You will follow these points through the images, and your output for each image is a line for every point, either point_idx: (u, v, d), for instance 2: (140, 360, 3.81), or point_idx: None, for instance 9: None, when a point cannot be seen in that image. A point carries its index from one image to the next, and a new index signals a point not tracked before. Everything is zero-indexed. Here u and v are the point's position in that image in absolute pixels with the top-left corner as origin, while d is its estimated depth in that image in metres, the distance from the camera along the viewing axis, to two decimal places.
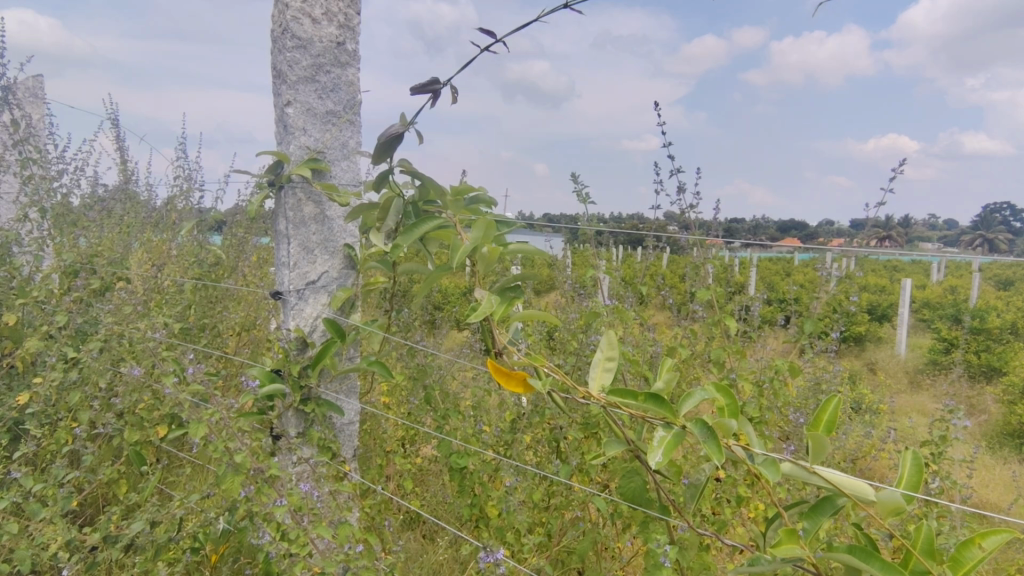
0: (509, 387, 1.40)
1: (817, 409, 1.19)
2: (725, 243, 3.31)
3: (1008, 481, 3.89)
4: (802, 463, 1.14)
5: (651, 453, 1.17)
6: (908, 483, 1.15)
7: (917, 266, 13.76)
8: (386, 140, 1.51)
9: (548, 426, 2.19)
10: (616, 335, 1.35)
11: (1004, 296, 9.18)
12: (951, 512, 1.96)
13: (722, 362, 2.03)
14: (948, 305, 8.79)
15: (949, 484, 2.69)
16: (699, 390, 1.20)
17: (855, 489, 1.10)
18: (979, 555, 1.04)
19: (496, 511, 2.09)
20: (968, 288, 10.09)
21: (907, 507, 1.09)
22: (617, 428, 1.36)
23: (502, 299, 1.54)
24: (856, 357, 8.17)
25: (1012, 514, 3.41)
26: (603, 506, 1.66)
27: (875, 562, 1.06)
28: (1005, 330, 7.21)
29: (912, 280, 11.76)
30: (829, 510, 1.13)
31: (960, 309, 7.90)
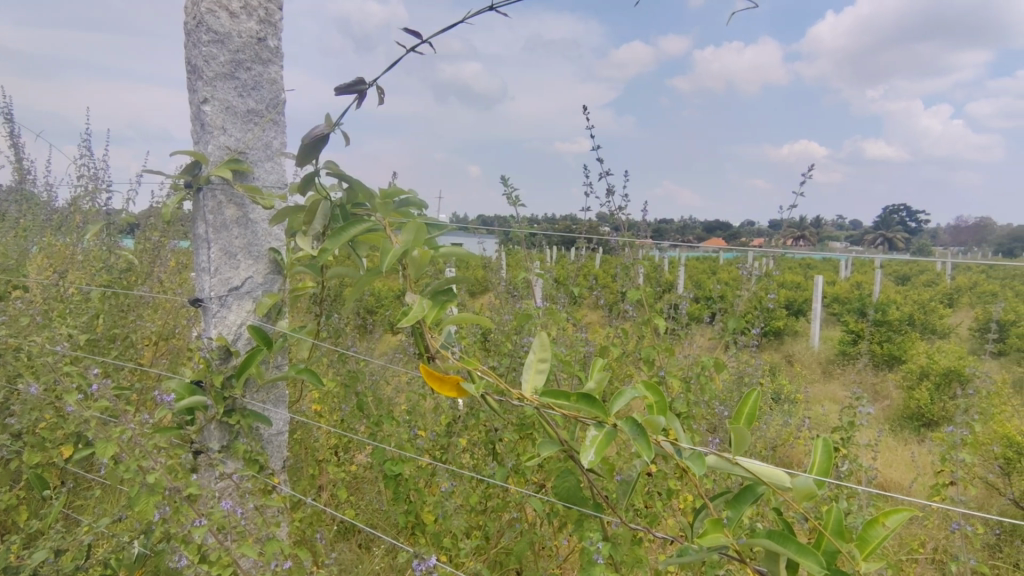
0: (443, 392, 1.39)
1: (739, 403, 1.24)
2: (653, 243, 3.42)
3: (909, 460, 4.23)
4: (726, 455, 1.19)
5: (584, 452, 1.20)
6: (820, 469, 1.23)
7: (828, 264, 14.73)
8: (310, 142, 1.46)
9: (483, 428, 2.21)
10: (548, 337, 1.37)
11: (903, 290, 9.98)
12: (859, 493, 2.11)
13: (652, 360, 2.09)
14: (855, 299, 9.46)
15: (858, 467, 2.90)
16: (628, 389, 1.23)
17: (773, 477, 1.16)
18: (882, 532, 1.13)
19: (433, 517, 2.07)
20: (872, 283, 10.91)
21: (819, 492, 1.16)
22: (551, 429, 1.37)
23: (434, 302, 1.53)
24: (775, 350, 8.66)
25: (912, 492, 3.71)
26: (539, 507, 1.68)
27: (791, 545, 1.13)
28: (904, 322, 7.84)
29: (823, 277, 12.59)
30: (751, 499, 1.19)
31: (866, 303, 8.53)
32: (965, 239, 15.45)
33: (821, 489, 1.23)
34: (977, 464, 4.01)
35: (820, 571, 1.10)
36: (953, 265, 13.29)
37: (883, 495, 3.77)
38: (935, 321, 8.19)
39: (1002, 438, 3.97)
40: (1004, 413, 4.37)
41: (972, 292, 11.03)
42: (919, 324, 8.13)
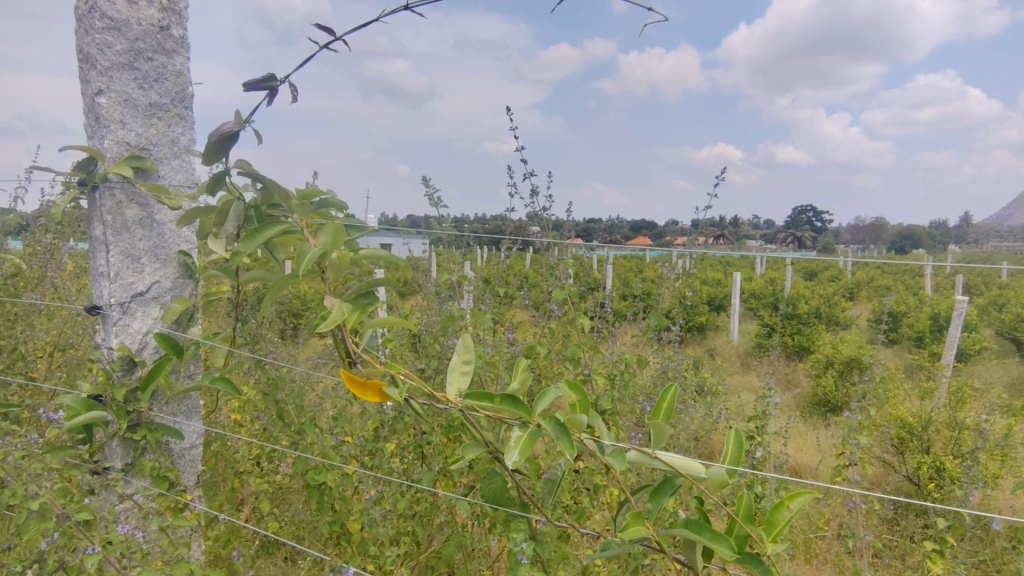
0: (365, 399, 1.37)
1: (657, 399, 1.28)
2: (580, 243, 3.49)
3: (816, 444, 4.54)
4: (645, 449, 1.23)
5: (508, 453, 1.21)
6: (732, 458, 1.30)
7: (745, 261, 15.56)
8: (219, 139, 1.38)
9: (411, 432, 2.19)
10: (472, 339, 1.37)
11: (811, 285, 10.69)
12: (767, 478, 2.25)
13: (577, 358, 2.14)
14: (769, 294, 10.04)
15: (769, 453, 3.08)
16: (552, 388, 1.25)
17: (690, 468, 1.21)
18: (787, 515, 1.20)
19: (359, 525, 2.00)
20: (784, 279, 11.61)
21: (732, 480, 1.22)
22: (476, 431, 1.37)
23: (355, 306, 1.49)
24: (698, 344, 9.07)
25: (819, 474, 3.98)
26: (467, 509, 1.68)
27: (707, 533, 1.18)
28: (811, 315, 8.41)
29: (741, 274, 13.30)
30: (670, 490, 1.23)
31: (778, 298, 9.08)
32: (864, 238, 16.77)
33: (733, 477, 1.29)
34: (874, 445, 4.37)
35: (731, 555, 1.15)
36: (854, 261, 14.39)
37: (794, 478, 4.03)
38: (838, 314, 8.85)
39: (895, 420, 4.33)
40: (897, 397, 4.78)
41: (870, 286, 12.00)
42: (825, 316, 8.75)
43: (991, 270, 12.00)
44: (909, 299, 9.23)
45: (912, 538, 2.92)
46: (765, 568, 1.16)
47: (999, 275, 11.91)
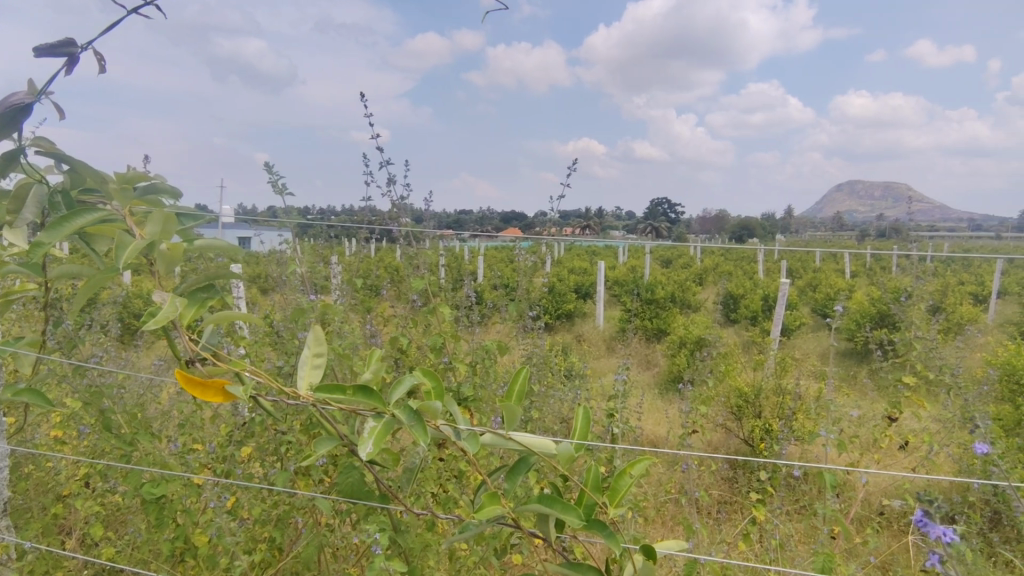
0: (205, 399, 1.26)
1: (510, 382, 1.33)
2: (448, 234, 3.49)
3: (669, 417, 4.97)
4: (499, 431, 1.26)
5: (362, 445, 1.18)
6: (580, 433, 1.38)
7: (609, 250, 16.50)
8: (6, 111, 1.19)
9: (266, 433, 2.06)
10: (323, 331, 1.32)
11: (667, 272, 11.60)
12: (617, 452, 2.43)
13: (438, 347, 2.16)
14: (630, 281, 10.75)
15: (625, 427, 3.32)
16: (407, 376, 1.25)
17: (541, 446, 1.27)
18: (628, 481, 1.31)
19: (207, 538, 1.86)
20: (643, 267, 12.48)
21: (578, 454, 1.30)
22: (330, 425, 1.33)
23: (191, 301, 1.37)
24: (566, 330, 9.50)
25: (671, 444, 4.35)
26: (325, 507, 1.62)
27: (556, 506, 1.24)
28: (666, 299, 9.13)
29: (605, 263, 14.09)
30: (523, 469, 1.28)
31: (638, 284, 9.75)
32: (710, 228, 18.54)
33: (581, 451, 1.37)
34: (715, 414, 4.87)
35: (579, 523, 1.23)
36: (701, 249, 15.85)
37: (650, 449, 4.38)
38: (689, 298, 9.70)
39: (733, 390, 4.86)
40: (734, 370, 5.36)
41: (715, 271, 13.30)
42: (677, 300, 9.55)
43: (808, 255, 13.82)
44: (745, 282, 10.37)
45: (743, 492, 3.30)
46: (609, 532, 1.24)
47: (814, 259, 13.74)
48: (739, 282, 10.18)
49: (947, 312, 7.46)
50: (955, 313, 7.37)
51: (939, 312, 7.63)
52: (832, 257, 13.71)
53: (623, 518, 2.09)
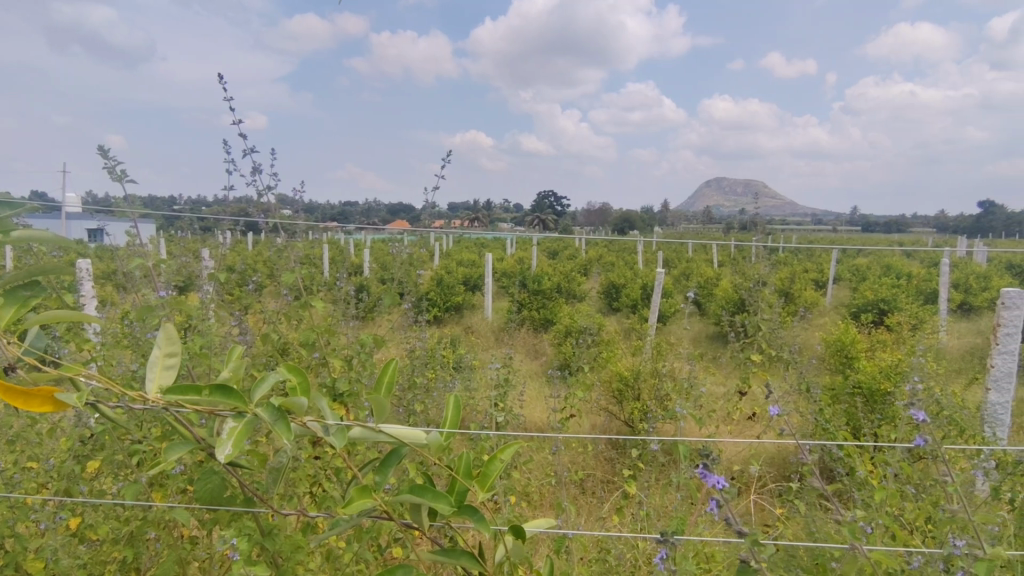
0: (31, 410, 1.12)
1: (378, 374, 1.32)
2: (332, 227, 3.37)
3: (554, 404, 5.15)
4: (368, 424, 1.25)
5: (219, 447, 1.12)
6: (451, 422, 1.40)
7: (498, 243, 16.69)
8: None
9: (114, 445, 1.89)
10: (175, 328, 1.23)
11: (554, 263, 11.96)
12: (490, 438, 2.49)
13: (311, 343, 2.09)
14: (518, 273, 10.95)
15: (510, 415, 3.40)
16: (270, 373, 1.20)
17: (412, 437, 1.27)
18: (498, 466, 1.35)
19: (42, 565, 1.67)
20: (531, 259, 12.77)
21: (449, 442, 1.32)
22: (184, 429, 1.24)
23: (10, 301, 1.21)
24: (455, 323, 9.50)
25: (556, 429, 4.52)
26: (183, 517, 1.51)
27: (427, 494, 1.25)
28: (553, 290, 9.41)
29: (494, 254, 14.23)
30: (395, 460, 1.28)
31: (526, 276, 9.97)
32: (595, 221, 19.37)
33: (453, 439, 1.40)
34: (598, 398, 5.13)
35: (449, 510, 1.25)
36: (585, 241, 16.53)
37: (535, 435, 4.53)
38: (574, 288, 10.10)
39: (614, 374, 5.13)
40: (615, 356, 5.66)
41: (599, 262, 13.92)
42: (562, 291, 9.88)
43: (681, 245, 14.87)
44: (625, 272, 10.95)
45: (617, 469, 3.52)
46: (479, 516, 1.27)
47: (686, 249, 14.81)
48: (619, 271, 10.73)
49: (795, 296, 8.36)
50: (802, 297, 8.28)
51: (789, 296, 8.53)
52: (702, 248, 14.84)
53: (499, 502, 2.15)
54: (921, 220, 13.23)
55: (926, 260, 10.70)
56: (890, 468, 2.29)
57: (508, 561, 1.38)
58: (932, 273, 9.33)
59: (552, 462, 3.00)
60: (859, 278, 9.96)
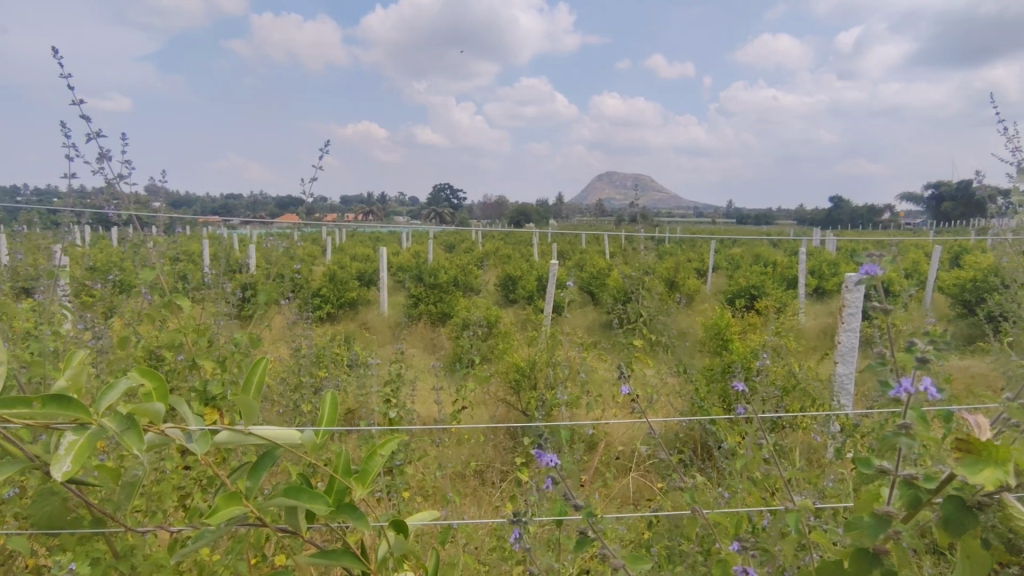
0: None
1: (246, 375, 1.25)
2: (216, 220, 3.13)
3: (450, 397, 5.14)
4: (236, 427, 1.17)
5: (57, 464, 1.00)
6: (328, 420, 1.34)
7: (394, 236, 16.31)
8: None
9: None
10: None
11: (450, 256, 11.89)
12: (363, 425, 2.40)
13: (177, 344, 1.95)
14: (414, 267, 10.77)
15: (403, 411, 3.34)
16: (119, 379, 1.09)
17: (286, 437, 1.21)
18: (378, 460, 1.32)
19: None
20: (427, 253, 12.60)
21: (327, 440, 1.27)
22: (14, 448, 1.10)
23: None
24: (349, 319, 9.18)
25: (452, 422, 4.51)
26: (20, 545, 1.35)
27: (302, 495, 1.20)
28: (449, 284, 9.34)
29: (389, 248, 13.89)
30: (268, 463, 1.21)
31: (422, 270, 9.83)
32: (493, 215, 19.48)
33: (331, 437, 1.34)
34: (495, 388, 5.18)
35: (327, 510, 1.20)
36: (483, 234, 16.59)
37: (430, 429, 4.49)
38: (471, 281, 10.11)
39: (510, 365, 5.19)
40: (512, 347, 5.73)
41: (496, 254, 14.01)
42: (459, 284, 9.85)
43: (575, 237, 15.35)
44: (522, 263, 11.12)
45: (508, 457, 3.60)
46: (359, 513, 1.23)
47: (580, 240, 15.30)
48: (516, 263, 10.90)
49: (679, 284, 8.90)
50: (684, 285, 8.81)
51: (673, 284, 9.06)
52: (594, 240, 15.41)
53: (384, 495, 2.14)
54: (785, 212, 14.55)
55: (790, 249, 11.79)
56: (752, 438, 2.51)
57: (392, 557, 1.36)
58: (793, 261, 10.31)
59: (433, 453, 2.96)
60: (733, 267, 10.78)
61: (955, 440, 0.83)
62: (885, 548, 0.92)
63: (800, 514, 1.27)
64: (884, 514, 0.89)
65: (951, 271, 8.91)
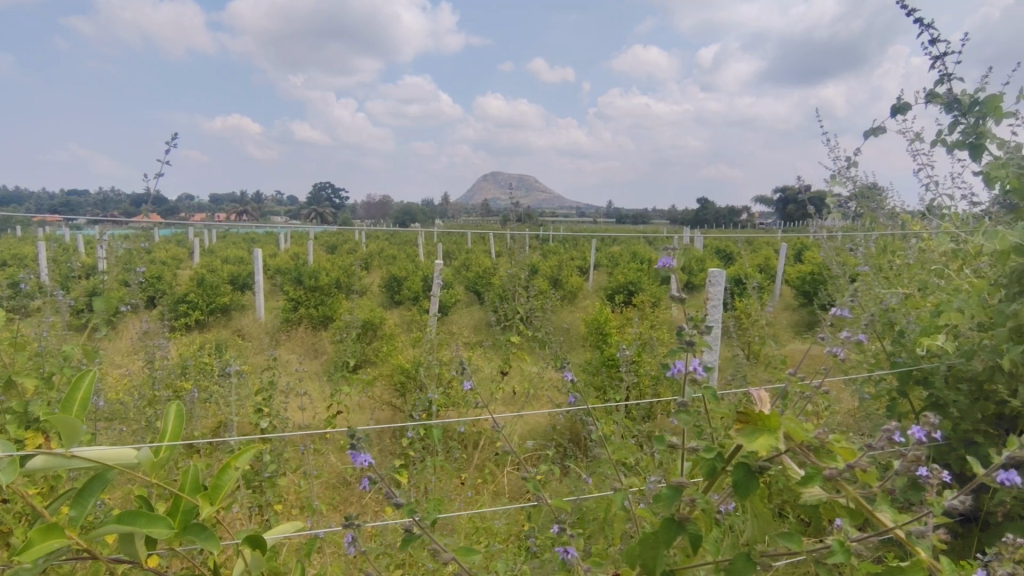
0: None
1: (68, 392, 1.10)
2: (49, 219, 2.77)
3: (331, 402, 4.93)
4: (54, 451, 1.03)
5: None
6: (172, 434, 1.23)
7: (272, 237, 15.37)
8: None
9: None
10: None
11: (333, 258, 11.40)
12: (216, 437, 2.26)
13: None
14: (293, 269, 10.21)
15: (276, 420, 3.15)
16: None
17: (118, 457, 1.08)
18: (231, 474, 1.21)
19: None
20: (308, 254, 12.00)
21: (170, 457, 1.15)
22: None
23: None
24: (220, 326, 8.50)
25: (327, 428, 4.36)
26: None
27: (140, 520, 1.08)
28: (332, 286, 8.95)
29: (266, 250, 13.05)
30: (99, 487, 1.08)
31: (302, 272, 9.34)
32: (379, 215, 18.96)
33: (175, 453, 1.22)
34: (379, 392, 5.04)
35: (168, 533, 1.09)
36: (368, 235, 16.10)
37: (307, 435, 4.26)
38: (355, 283, 9.78)
39: (395, 368, 5.07)
40: (396, 349, 5.61)
41: (381, 254, 13.64)
42: (342, 285, 9.47)
43: (462, 237, 15.36)
44: (408, 264, 10.94)
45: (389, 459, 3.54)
46: (208, 534, 1.14)
47: (467, 241, 15.34)
48: (402, 264, 10.69)
49: (562, 281, 9.19)
50: (567, 283, 9.12)
51: (556, 282, 9.35)
52: (481, 239, 15.51)
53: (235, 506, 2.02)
54: (659, 212, 15.49)
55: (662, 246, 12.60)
56: (615, 426, 2.67)
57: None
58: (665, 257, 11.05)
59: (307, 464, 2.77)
60: (613, 264, 11.34)
61: (736, 412, 0.91)
62: (689, 514, 0.97)
63: (630, 493, 1.38)
64: (679, 484, 0.94)
65: (796, 265, 9.98)
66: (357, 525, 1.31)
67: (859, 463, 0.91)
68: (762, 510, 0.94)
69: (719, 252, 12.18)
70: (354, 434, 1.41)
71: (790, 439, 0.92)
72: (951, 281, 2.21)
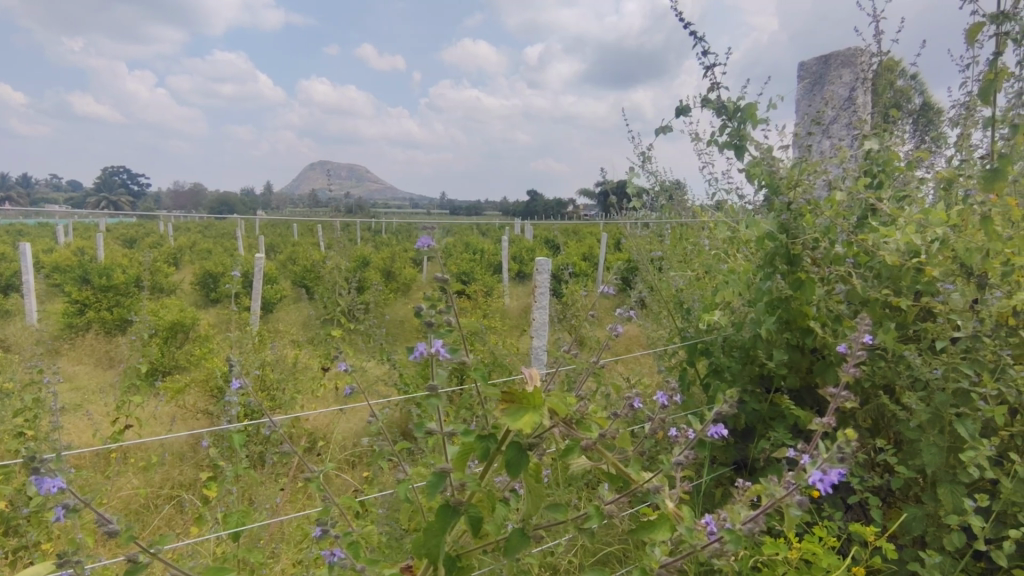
0: None
1: None
2: None
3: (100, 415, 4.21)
4: None
5: None
6: None
7: (48, 230, 12.96)
8: None
9: None
10: None
11: (130, 252, 9.93)
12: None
13: None
14: (76, 266, 8.71)
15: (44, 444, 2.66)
16: None
17: None
18: None
19: None
20: (96, 249, 10.34)
21: None
22: None
23: None
24: None
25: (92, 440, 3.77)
26: None
27: None
28: (129, 284, 7.83)
29: (39, 244, 10.97)
30: None
31: (88, 269, 8.02)
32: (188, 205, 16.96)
33: None
34: (188, 401, 4.51)
35: None
36: (175, 227, 14.31)
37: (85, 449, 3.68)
38: (159, 280, 8.65)
39: (208, 372, 4.58)
40: (210, 351, 5.07)
41: (192, 248, 12.23)
42: (141, 283, 8.31)
43: (288, 229, 14.35)
44: (225, 258, 9.95)
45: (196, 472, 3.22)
46: None
47: (293, 233, 14.37)
48: (216, 259, 9.69)
49: (396, 274, 9.03)
50: (401, 275, 8.97)
51: (390, 275, 9.16)
52: (309, 231, 14.63)
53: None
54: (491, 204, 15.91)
55: (494, 237, 12.95)
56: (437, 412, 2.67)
57: None
58: (498, 248, 11.38)
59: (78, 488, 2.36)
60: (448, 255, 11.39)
61: (501, 393, 0.93)
62: (467, 498, 0.99)
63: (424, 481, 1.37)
64: (444, 469, 0.96)
65: (614, 253, 10.88)
66: (73, 564, 1.10)
67: (609, 431, 1.03)
68: (536, 487, 0.97)
69: (547, 242, 12.85)
70: (30, 457, 1.18)
71: (557, 413, 0.99)
72: (727, 264, 2.55)
